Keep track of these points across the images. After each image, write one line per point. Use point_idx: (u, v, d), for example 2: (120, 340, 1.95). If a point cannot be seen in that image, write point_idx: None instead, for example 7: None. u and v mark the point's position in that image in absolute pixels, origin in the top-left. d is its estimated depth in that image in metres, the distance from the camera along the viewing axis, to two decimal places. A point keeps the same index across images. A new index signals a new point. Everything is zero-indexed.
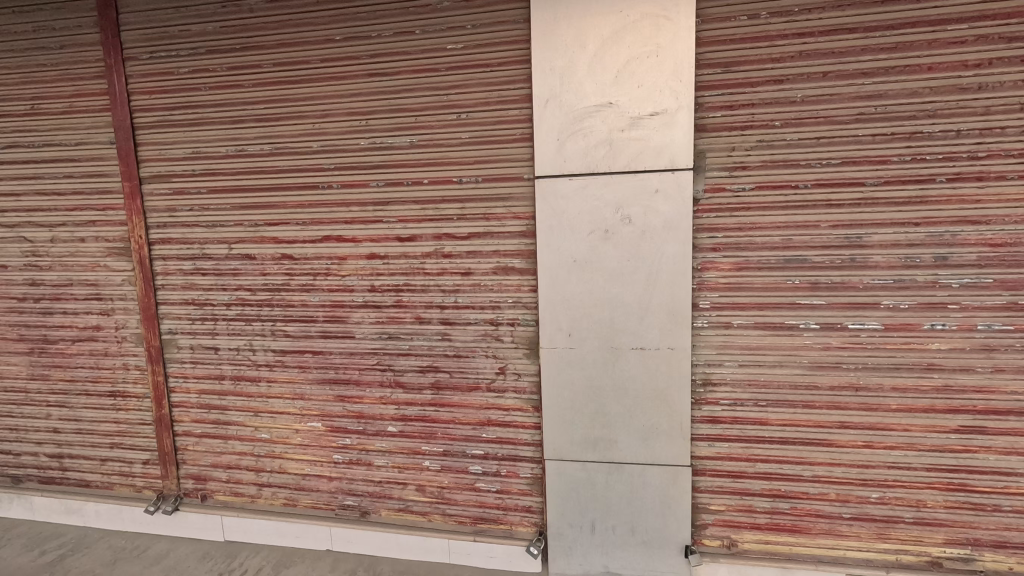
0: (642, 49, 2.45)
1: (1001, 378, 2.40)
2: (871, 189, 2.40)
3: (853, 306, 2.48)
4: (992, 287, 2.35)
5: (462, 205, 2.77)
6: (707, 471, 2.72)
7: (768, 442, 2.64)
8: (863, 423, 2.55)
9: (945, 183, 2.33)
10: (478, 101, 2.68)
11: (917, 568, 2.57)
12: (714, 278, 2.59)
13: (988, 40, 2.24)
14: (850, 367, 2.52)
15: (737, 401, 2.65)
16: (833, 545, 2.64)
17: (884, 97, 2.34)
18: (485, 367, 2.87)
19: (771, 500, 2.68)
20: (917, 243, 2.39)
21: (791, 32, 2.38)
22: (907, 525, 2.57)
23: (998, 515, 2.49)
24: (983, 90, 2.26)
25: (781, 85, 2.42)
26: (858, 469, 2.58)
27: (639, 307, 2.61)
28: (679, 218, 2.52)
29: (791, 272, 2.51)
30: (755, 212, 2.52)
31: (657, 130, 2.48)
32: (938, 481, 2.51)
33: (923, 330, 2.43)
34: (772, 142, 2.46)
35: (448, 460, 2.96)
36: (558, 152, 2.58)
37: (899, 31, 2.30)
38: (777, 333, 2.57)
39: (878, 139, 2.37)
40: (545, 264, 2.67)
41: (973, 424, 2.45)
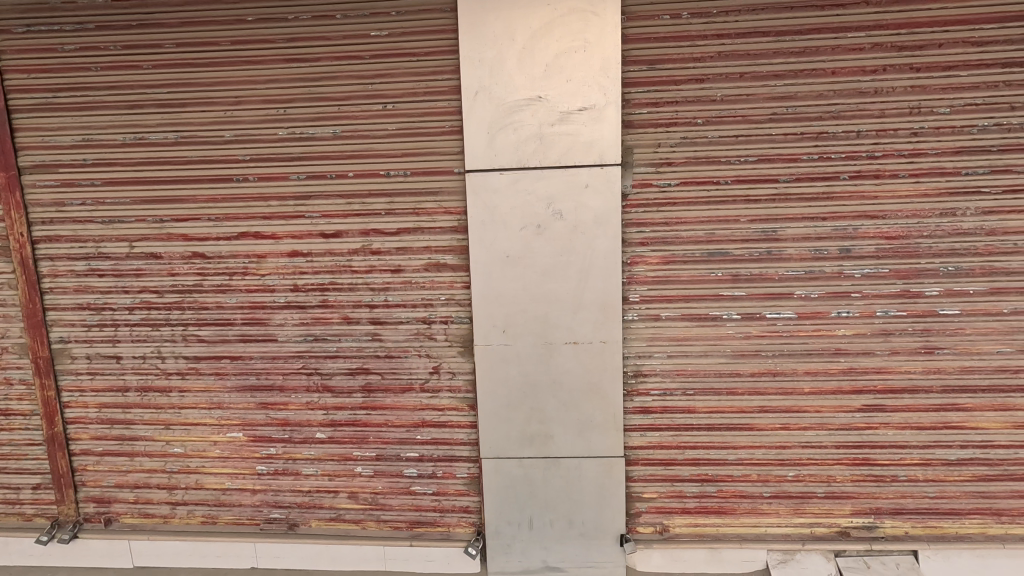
0: (570, 43, 2.39)
1: (898, 360, 2.59)
2: (784, 186, 2.49)
3: (770, 296, 2.59)
4: (888, 276, 2.52)
5: (390, 199, 2.66)
6: (640, 461, 2.77)
7: (695, 429, 2.73)
8: (781, 406, 2.67)
9: (847, 180, 2.47)
10: (404, 91, 2.57)
11: (827, 539, 2.75)
12: (643, 272, 2.62)
13: (882, 48, 2.36)
14: (768, 354, 2.64)
15: (667, 391, 2.71)
16: (754, 523, 2.78)
17: (794, 99, 2.43)
18: (419, 366, 2.81)
19: (699, 484, 2.77)
20: (824, 236, 2.52)
21: (710, 33, 2.41)
22: (819, 499, 2.73)
23: (898, 486, 2.69)
24: (879, 95, 2.39)
25: (703, 84, 2.45)
26: (777, 450, 2.71)
27: (572, 303, 2.60)
28: (608, 213, 2.51)
29: (714, 265, 2.58)
30: (681, 207, 2.55)
31: (586, 125, 2.44)
32: (845, 456, 2.69)
33: (830, 317, 2.58)
34: (695, 138, 2.49)
35: (381, 464, 2.91)
36: (488, 145, 2.49)
37: (806, 35, 2.38)
38: (702, 324, 2.64)
39: (790, 139, 2.46)
40: (477, 260, 2.60)
41: (874, 402, 2.63)
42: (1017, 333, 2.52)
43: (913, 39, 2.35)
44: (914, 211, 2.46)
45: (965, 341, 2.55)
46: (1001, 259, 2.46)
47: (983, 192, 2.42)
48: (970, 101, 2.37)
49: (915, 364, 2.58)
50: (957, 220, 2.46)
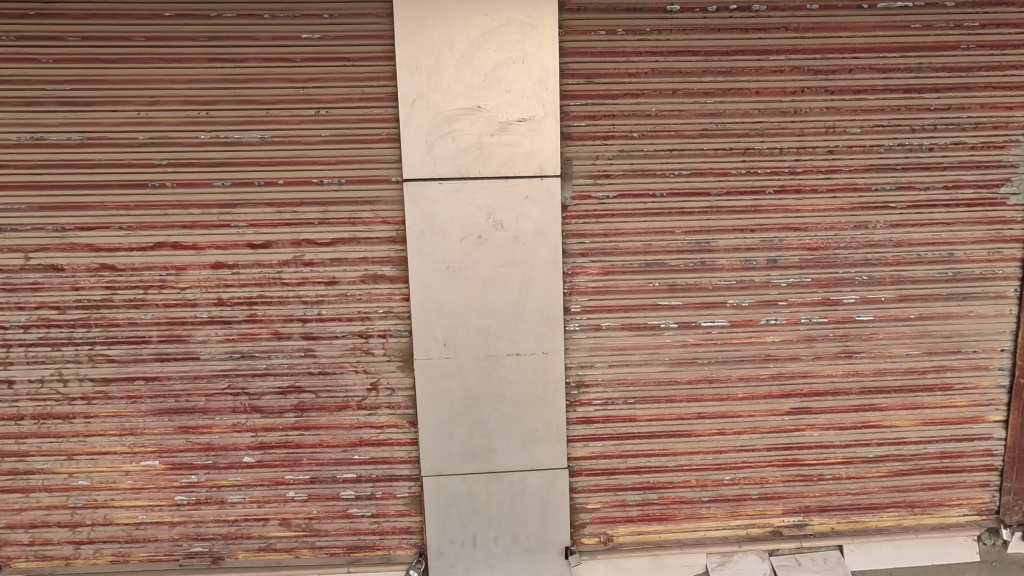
0: (509, 54, 2.39)
1: (821, 364, 2.73)
2: (715, 199, 2.59)
3: (705, 305, 2.67)
4: (811, 285, 2.66)
5: (323, 208, 2.54)
6: (583, 471, 2.77)
7: (637, 437, 2.76)
8: (716, 412, 2.75)
9: (773, 194, 2.59)
10: (338, 97, 2.48)
11: (762, 539, 2.85)
12: (584, 282, 2.63)
13: (801, 72, 2.51)
14: (704, 361, 2.71)
15: (608, 401, 2.73)
16: (694, 528, 2.84)
17: (723, 115, 2.54)
18: (356, 383, 2.69)
19: (641, 492, 2.80)
20: (753, 247, 2.63)
21: (644, 50, 2.48)
22: (754, 501, 2.83)
23: (824, 484, 2.83)
24: (799, 114, 2.54)
25: (638, 99, 2.51)
26: (714, 455, 2.79)
27: (514, 314, 2.57)
28: (548, 223, 2.52)
29: (652, 275, 2.64)
30: (619, 219, 2.59)
31: (525, 136, 2.44)
32: (777, 458, 2.80)
33: (760, 325, 2.69)
34: (632, 152, 2.55)
35: (316, 487, 2.75)
36: (427, 154, 2.44)
37: (733, 56, 2.50)
38: (641, 333, 2.69)
39: (720, 154, 2.56)
40: (416, 271, 2.52)
41: (801, 405, 2.76)
42: (923, 336, 2.72)
43: (827, 64, 2.51)
44: (833, 224, 2.62)
45: (879, 345, 2.72)
46: (908, 268, 2.66)
47: (891, 207, 2.62)
48: (878, 123, 2.55)
49: (836, 368, 2.74)
50: (870, 232, 2.64)
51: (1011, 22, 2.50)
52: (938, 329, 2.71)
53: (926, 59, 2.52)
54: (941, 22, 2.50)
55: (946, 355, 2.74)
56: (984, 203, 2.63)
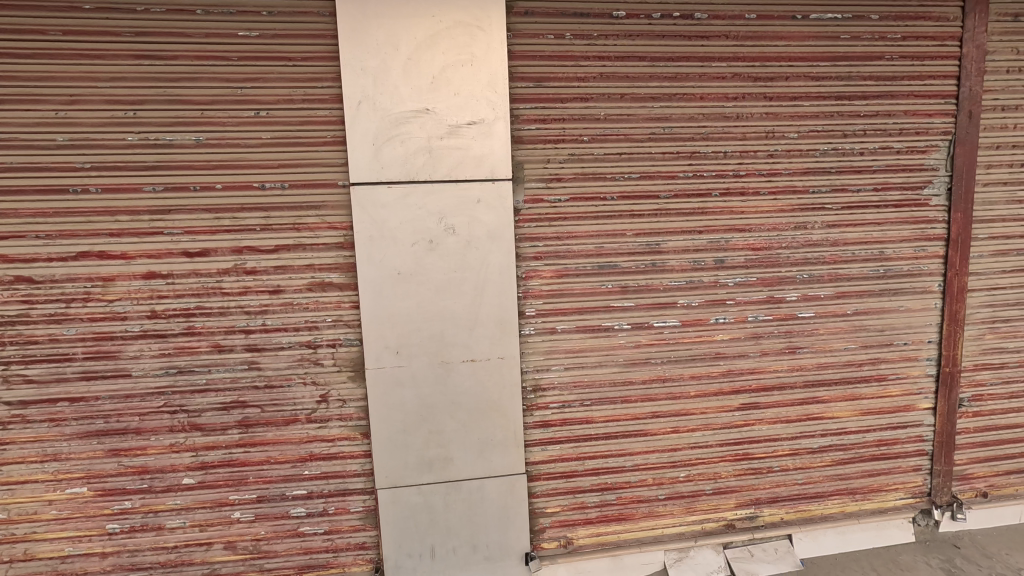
0: (457, 57, 2.36)
1: (768, 360, 2.83)
2: (664, 202, 2.64)
3: (657, 305, 2.71)
4: (756, 284, 2.75)
5: (265, 213, 2.43)
6: (542, 476, 2.76)
7: (594, 439, 2.77)
8: (670, 410, 2.80)
9: (718, 197, 2.67)
10: (279, 98, 2.37)
11: (717, 533, 2.91)
12: (538, 286, 2.63)
13: (741, 78, 2.60)
14: (657, 361, 2.76)
15: (565, 404, 2.73)
16: (652, 526, 2.87)
17: (669, 120, 2.59)
18: (304, 395, 2.58)
19: (600, 493, 2.82)
20: (701, 248, 2.69)
21: (592, 54, 2.50)
22: (708, 496, 2.89)
23: (773, 476, 2.92)
24: (741, 119, 2.63)
25: (587, 102, 2.53)
26: (669, 453, 2.84)
27: (468, 320, 2.53)
28: (501, 227, 2.50)
29: (605, 278, 2.66)
30: (571, 222, 2.60)
31: (476, 139, 2.42)
32: (729, 453, 2.87)
33: (709, 324, 2.76)
34: (583, 155, 2.57)
35: (263, 506, 2.62)
36: (375, 157, 2.37)
37: (677, 62, 2.56)
38: (595, 335, 2.70)
39: (667, 157, 2.61)
40: (365, 278, 2.45)
41: (750, 401, 2.85)
42: (860, 331, 2.86)
43: (765, 71, 2.61)
44: (775, 225, 2.72)
45: (820, 340, 2.85)
46: (844, 266, 2.79)
47: (827, 208, 2.74)
48: (814, 128, 2.68)
49: (781, 363, 2.84)
50: (809, 232, 2.75)
51: (929, 35, 2.67)
52: (873, 323, 2.86)
53: (855, 68, 2.66)
54: (868, 33, 2.64)
55: (880, 348, 2.89)
56: (910, 203, 2.79)
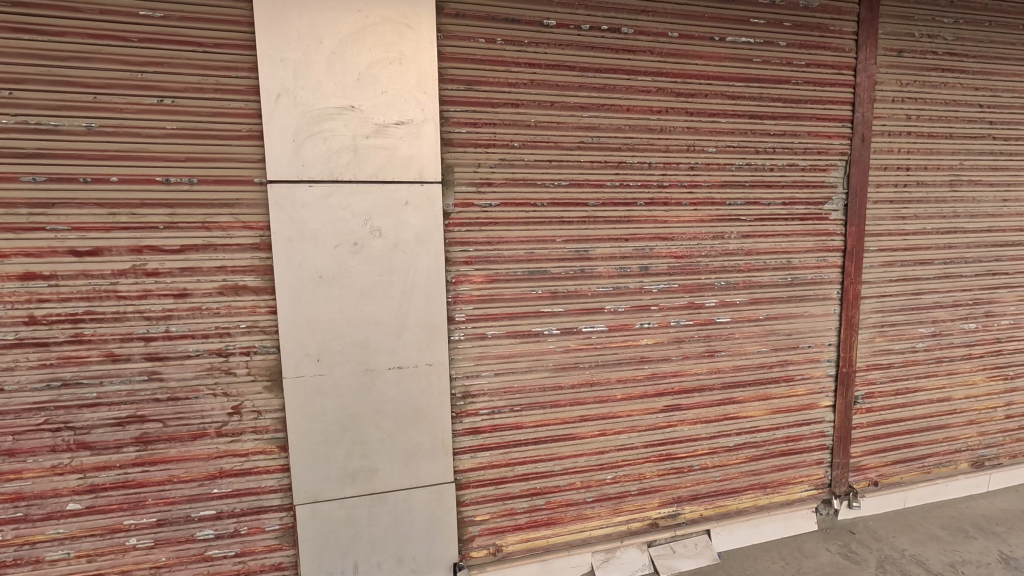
0: (385, 54, 2.29)
1: (688, 363, 2.96)
2: (592, 210, 2.70)
3: (585, 311, 2.76)
4: (678, 290, 2.88)
5: (170, 210, 2.24)
6: (471, 483, 2.72)
7: (524, 445, 2.77)
8: (597, 414, 2.85)
9: (644, 206, 2.77)
10: (187, 85, 2.20)
11: (642, 532, 3.00)
12: (468, 291, 2.60)
13: (665, 93, 2.71)
14: (585, 365, 2.80)
15: (495, 410, 2.71)
16: (580, 529, 2.91)
17: (597, 129, 2.66)
18: (214, 407, 2.39)
19: (529, 498, 2.81)
20: (628, 255, 2.78)
21: (523, 61, 2.52)
22: (634, 497, 2.97)
23: (693, 474, 3.05)
24: (665, 132, 2.74)
25: (518, 108, 2.54)
26: (597, 455, 2.88)
27: (395, 326, 2.46)
28: (430, 230, 2.44)
29: (535, 283, 2.67)
30: (502, 227, 2.60)
31: (404, 140, 2.35)
32: (653, 454, 2.97)
33: (634, 329, 2.85)
34: (513, 161, 2.57)
35: (164, 530, 2.39)
36: (295, 154, 2.25)
37: (605, 74, 2.63)
38: (525, 341, 2.71)
39: (595, 166, 2.67)
40: (284, 281, 2.31)
41: (672, 403, 2.96)
42: (770, 334, 3.06)
43: (687, 87, 2.74)
44: (695, 234, 2.86)
45: (736, 344, 3.02)
46: (757, 274, 2.98)
47: (741, 219, 2.92)
48: (730, 143, 2.84)
49: (701, 366, 2.98)
50: (726, 242, 2.91)
51: (829, 63, 2.92)
52: (782, 327, 3.07)
53: (767, 90, 2.85)
54: (777, 58, 2.84)
55: (788, 351, 3.11)
56: (813, 217, 3.03)
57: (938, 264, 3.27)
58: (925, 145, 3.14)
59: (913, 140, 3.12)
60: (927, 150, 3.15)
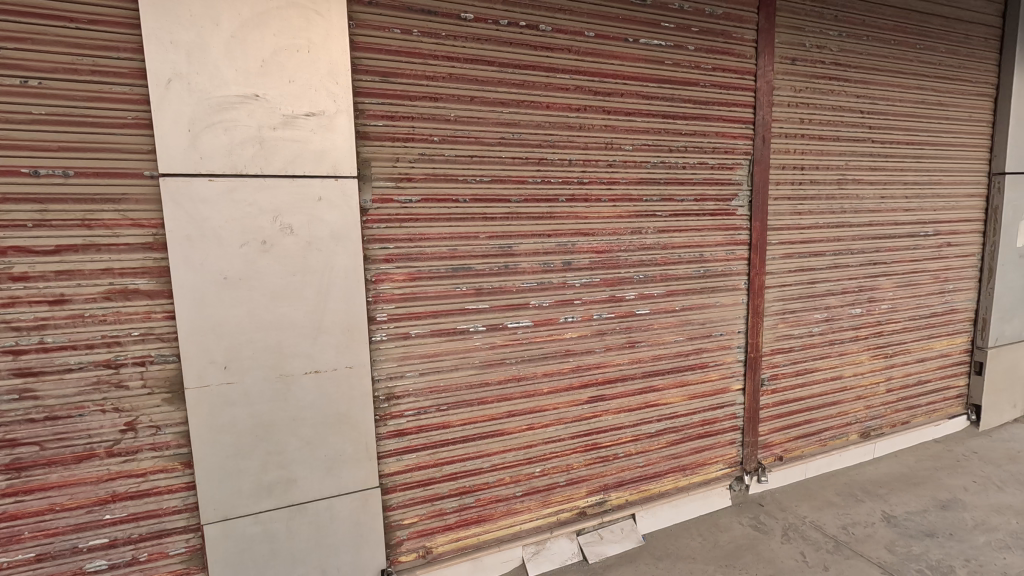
0: (291, 41, 2.16)
1: (611, 355, 3.05)
2: (515, 206, 2.71)
3: (510, 307, 2.77)
4: (599, 284, 2.96)
5: (40, 206, 1.98)
6: (398, 487, 2.65)
7: (451, 443, 2.73)
8: (525, 408, 2.88)
9: (565, 202, 2.81)
10: (58, 66, 1.95)
11: (570, 521, 3.07)
12: (389, 290, 2.52)
13: (583, 91, 2.77)
14: (512, 361, 2.81)
15: (421, 410, 2.66)
16: (510, 523, 2.92)
17: (518, 126, 2.66)
18: (102, 425, 2.15)
19: (458, 497, 2.79)
20: (550, 250, 2.81)
21: (441, 54, 2.47)
22: (562, 488, 3.03)
23: (618, 462, 3.16)
24: (583, 130, 2.80)
25: (437, 102, 2.50)
26: (525, 450, 2.91)
27: (311, 328, 2.33)
28: (346, 227, 2.34)
29: (458, 280, 2.64)
30: (423, 223, 2.54)
31: (315, 132, 2.23)
32: (579, 444, 3.04)
33: (559, 323, 2.89)
34: (433, 156, 2.52)
35: (46, 566, 2.13)
36: (191, 145, 2.07)
37: (524, 70, 2.63)
38: (450, 339, 2.67)
39: (516, 162, 2.68)
40: (182, 284, 2.12)
41: (597, 394, 3.04)
42: (685, 324, 3.23)
43: (603, 86, 2.81)
44: (615, 230, 2.95)
45: (655, 334, 3.15)
46: (673, 267, 3.13)
47: (657, 215, 3.05)
48: (645, 142, 2.95)
49: (623, 357, 3.08)
50: (643, 237, 3.03)
51: (733, 69, 3.11)
52: (696, 317, 3.25)
53: (677, 91, 2.99)
54: (686, 61, 2.99)
55: (702, 339, 3.29)
56: (721, 212, 3.22)
57: (829, 255, 3.60)
58: (817, 147, 3.43)
59: (806, 142, 3.40)
60: (818, 152, 3.44)
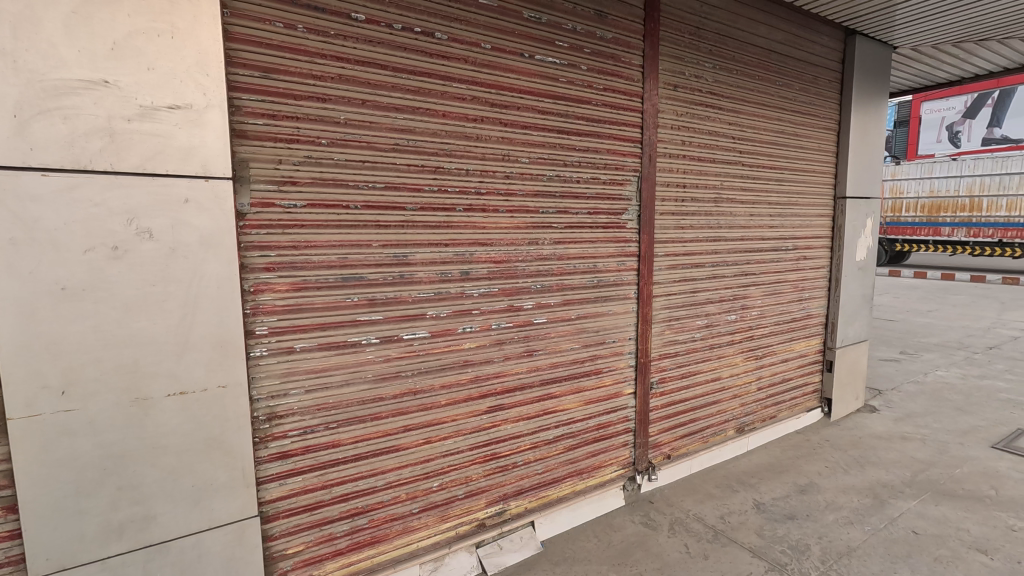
0: (150, 24, 1.93)
1: (510, 364, 3.07)
2: (411, 214, 2.64)
3: (405, 318, 2.68)
4: (498, 294, 2.97)
5: None
6: (280, 514, 2.45)
7: (341, 463, 2.58)
8: (422, 422, 2.80)
9: (463, 212, 2.80)
10: None
11: (469, 535, 3.02)
12: (270, 301, 2.34)
13: (479, 102, 2.78)
14: (407, 374, 2.73)
15: (307, 429, 2.49)
16: (407, 542, 2.81)
17: (412, 132, 2.60)
18: None
19: (350, 520, 2.64)
20: (448, 260, 2.77)
21: (328, 53, 2.36)
22: (460, 501, 2.98)
23: (517, 470, 3.17)
24: (480, 140, 2.81)
25: (325, 104, 2.38)
26: (423, 464, 2.82)
27: (175, 345, 2.08)
28: (219, 233, 2.13)
29: (349, 290, 2.52)
30: (309, 230, 2.40)
31: (180, 127, 2.01)
32: (478, 455, 3.01)
33: (456, 333, 2.85)
34: (321, 159, 2.40)
35: None
36: (18, 134, 1.77)
37: (419, 77, 2.59)
38: (340, 352, 2.53)
39: (412, 169, 2.62)
40: (3, 296, 1.79)
41: (495, 403, 3.04)
42: (581, 332, 3.34)
43: (500, 98, 2.85)
44: (512, 241, 2.99)
45: (552, 342, 3.22)
46: (568, 278, 3.23)
47: (553, 226, 3.13)
48: (541, 155, 3.03)
49: (521, 366, 3.12)
50: (540, 248, 3.10)
51: (622, 90, 3.30)
52: (591, 325, 3.38)
53: (571, 108, 3.11)
54: (579, 81, 3.12)
55: (596, 346, 3.43)
56: (613, 225, 3.38)
57: (708, 266, 3.93)
58: (696, 167, 3.74)
59: (687, 162, 3.69)
60: (697, 172, 3.76)
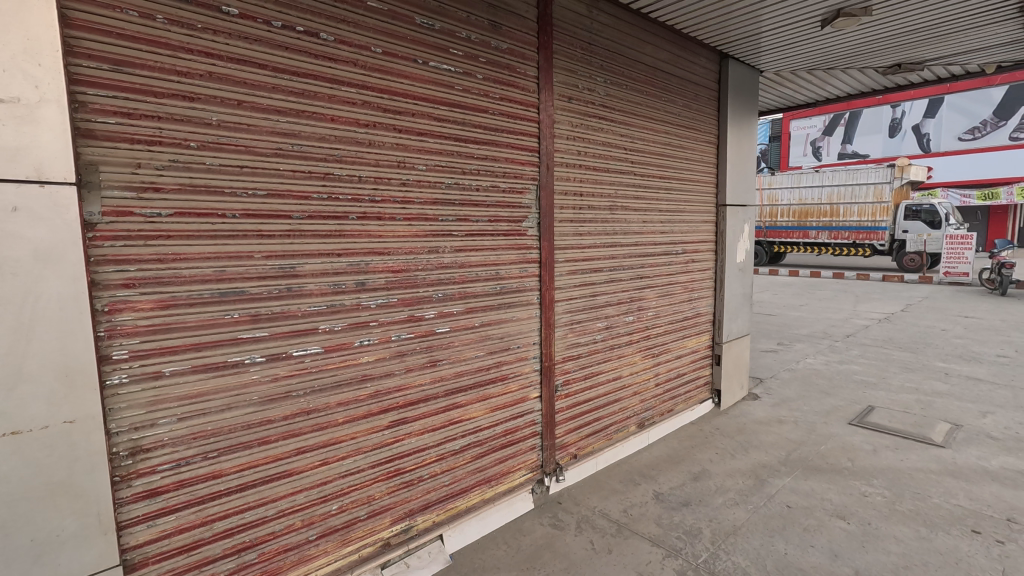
0: None
1: (412, 375, 2.99)
2: (297, 223, 2.48)
3: (294, 333, 2.52)
4: (397, 305, 2.88)
5: None
6: (150, 560, 2.19)
7: (224, 495, 2.36)
8: (317, 443, 2.63)
9: (356, 220, 2.68)
10: None
11: (373, 556, 2.88)
12: (131, 321, 2.09)
13: (371, 107, 2.69)
14: (299, 393, 2.56)
15: (180, 462, 2.25)
16: (304, 572, 2.63)
17: (297, 137, 2.46)
18: None
19: (236, 556, 2.42)
20: (341, 271, 2.64)
21: (195, 48, 2.16)
22: (363, 522, 2.84)
23: (423, 484, 3.09)
24: (373, 146, 2.72)
25: (193, 103, 2.17)
26: (319, 487, 2.66)
27: (3, 379, 1.76)
28: (60, 247, 1.85)
29: (228, 306, 2.32)
30: (177, 241, 2.18)
31: (5, 123, 1.72)
32: (380, 473, 2.89)
33: (354, 347, 2.73)
34: (190, 164, 2.19)
35: None
36: None
37: (303, 78, 2.45)
38: (219, 374, 2.32)
39: (297, 175, 2.47)
40: None
41: (398, 417, 2.94)
42: (485, 340, 3.34)
43: (393, 104, 2.78)
44: (411, 249, 2.91)
45: (455, 351, 3.19)
46: (470, 285, 3.22)
47: (453, 234, 3.10)
48: (438, 163, 3.00)
49: (424, 377, 3.05)
50: (440, 256, 3.06)
51: (518, 100, 3.37)
52: (495, 332, 3.39)
53: (468, 116, 3.12)
54: (474, 89, 3.14)
55: (501, 353, 3.45)
56: (514, 232, 3.43)
57: (606, 271, 4.11)
58: (592, 176, 3.91)
59: (583, 172, 3.84)
60: (593, 181, 3.92)
